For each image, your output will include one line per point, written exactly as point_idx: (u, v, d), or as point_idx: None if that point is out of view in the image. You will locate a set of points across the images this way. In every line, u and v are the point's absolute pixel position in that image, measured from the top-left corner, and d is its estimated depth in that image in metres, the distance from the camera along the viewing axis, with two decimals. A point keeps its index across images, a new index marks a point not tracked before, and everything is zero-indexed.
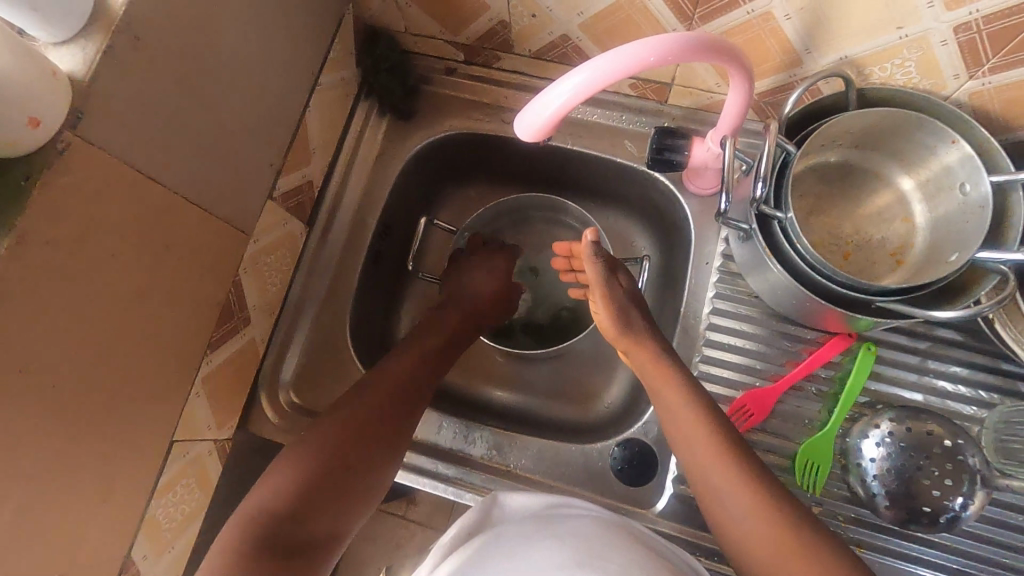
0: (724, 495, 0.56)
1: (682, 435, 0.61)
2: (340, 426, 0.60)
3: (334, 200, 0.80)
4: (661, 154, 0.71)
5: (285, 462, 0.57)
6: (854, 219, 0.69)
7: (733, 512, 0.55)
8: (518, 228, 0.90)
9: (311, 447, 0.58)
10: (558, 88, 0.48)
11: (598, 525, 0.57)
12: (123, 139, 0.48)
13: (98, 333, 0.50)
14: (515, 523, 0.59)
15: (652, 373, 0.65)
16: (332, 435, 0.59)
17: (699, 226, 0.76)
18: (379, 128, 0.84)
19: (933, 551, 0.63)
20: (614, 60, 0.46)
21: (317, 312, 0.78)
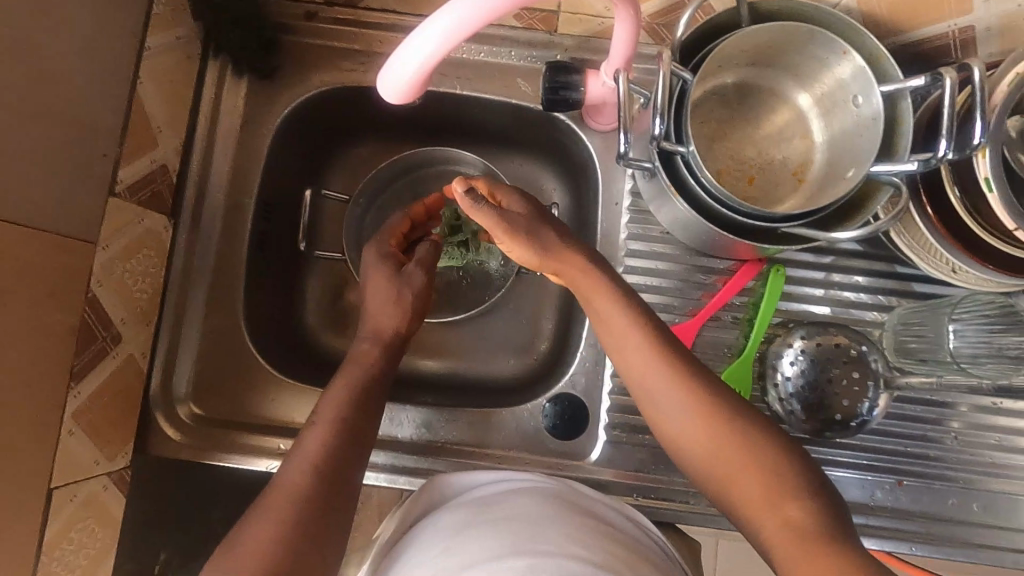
0: (676, 407, 0.52)
1: (620, 350, 0.56)
2: (301, 488, 0.48)
3: (200, 182, 0.70)
4: (557, 94, 0.65)
5: (262, 509, 0.47)
6: (756, 140, 0.68)
7: (678, 424, 0.52)
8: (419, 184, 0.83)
9: (289, 486, 0.48)
10: (407, 50, 0.42)
11: (542, 497, 0.55)
12: None
13: None
14: (449, 506, 0.57)
15: (582, 284, 0.57)
16: (313, 467, 0.50)
17: (604, 164, 0.73)
18: (239, 92, 0.72)
19: (845, 451, 0.68)
20: (461, 12, 0.40)
21: (204, 312, 0.70)
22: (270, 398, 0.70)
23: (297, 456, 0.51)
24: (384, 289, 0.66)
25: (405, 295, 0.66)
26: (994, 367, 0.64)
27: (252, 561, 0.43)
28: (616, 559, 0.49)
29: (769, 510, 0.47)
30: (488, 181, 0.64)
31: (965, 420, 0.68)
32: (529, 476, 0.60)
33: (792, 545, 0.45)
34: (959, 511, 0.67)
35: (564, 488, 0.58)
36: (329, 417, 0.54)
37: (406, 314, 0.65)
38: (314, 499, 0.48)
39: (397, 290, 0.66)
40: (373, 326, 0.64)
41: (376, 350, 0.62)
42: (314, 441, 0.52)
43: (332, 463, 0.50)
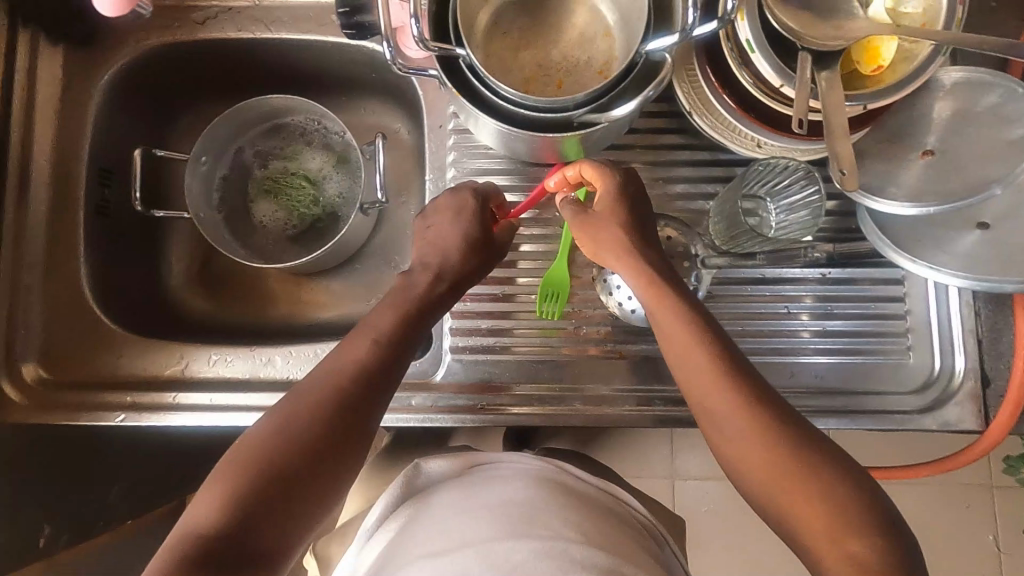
0: (733, 426, 0.51)
1: (661, 313, 0.56)
2: (323, 396, 0.51)
3: (23, 153, 0.71)
4: (352, 18, 0.66)
5: (287, 405, 0.51)
6: (563, 45, 0.68)
7: (733, 433, 0.51)
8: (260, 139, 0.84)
9: (309, 397, 0.51)
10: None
11: (535, 482, 0.62)
12: None
13: None
14: (443, 489, 0.63)
15: (650, 289, 0.57)
16: (337, 387, 0.51)
17: (428, 89, 0.74)
18: (56, 60, 0.73)
19: None
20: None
21: (44, 279, 0.70)
22: (122, 358, 0.71)
23: (328, 361, 0.53)
24: (456, 220, 0.61)
25: (466, 243, 0.60)
26: (801, 221, 0.67)
27: (264, 466, 0.48)
28: (601, 536, 0.56)
29: (828, 540, 0.46)
30: (598, 171, 0.61)
31: (816, 293, 0.69)
32: (518, 459, 0.67)
33: (845, 567, 0.45)
34: (800, 382, 0.68)
35: (551, 470, 0.65)
36: (365, 349, 0.53)
37: (476, 264, 0.61)
38: (332, 423, 0.50)
39: (478, 242, 0.61)
40: (444, 262, 0.60)
41: (432, 286, 0.59)
42: (349, 358, 0.53)
43: (363, 383, 0.52)
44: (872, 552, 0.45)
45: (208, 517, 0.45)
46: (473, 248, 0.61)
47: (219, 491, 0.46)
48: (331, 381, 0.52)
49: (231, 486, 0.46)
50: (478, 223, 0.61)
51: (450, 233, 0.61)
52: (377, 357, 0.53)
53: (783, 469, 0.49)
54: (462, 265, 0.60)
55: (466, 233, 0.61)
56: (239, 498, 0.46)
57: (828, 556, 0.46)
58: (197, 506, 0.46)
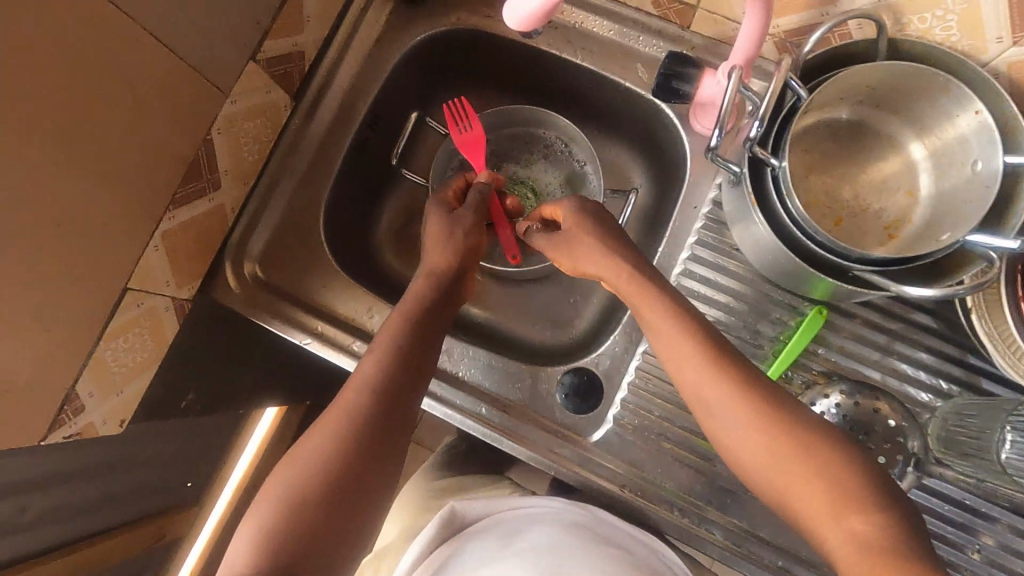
0: (726, 416, 0.54)
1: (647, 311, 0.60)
2: (355, 409, 0.57)
3: (325, 79, 0.76)
4: (670, 81, 0.65)
5: (321, 424, 0.56)
6: (857, 184, 0.65)
7: (737, 437, 0.53)
8: (510, 137, 0.87)
9: (342, 411, 0.57)
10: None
11: (561, 525, 0.64)
12: None
13: (43, 160, 0.49)
14: (478, 534, 0.66)
15: (676, 350, 0.57)
16: (363, 394, 0.58)
17: (696, 167, 0.73)
18: (383, 9, 0.78)
19: None
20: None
21: (293, 192, 0.76)
22: (325, 286, 0.75)
23: (359, 373, 0.60)
24: (439, 235, 0.72)
25: (455, 237, 0.71)
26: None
27: (307, 489, 0.52)
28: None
29: (830, 516, 0.48)
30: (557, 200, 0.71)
31: (1016, 548, 0.62)
32: (551, 504, 0.68)
33: (855, 548, 0.46)
34: None
35: (581, 513, 0.66)
36: (376, 356, 0.61)
37: (461, 259, 0.70)
38: (374, 406, 0.57)
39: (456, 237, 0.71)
40: (431, 260, 0.70)
41: (428, 285, 0.68)
42: (367, 368, 0.60)
43: (385, 391, 0.58)
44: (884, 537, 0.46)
45: (261, 546, 0.49)
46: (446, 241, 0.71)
47: (271, 516, 0.50)
48: (350, 409, 0.57)
49: (274, 515, 0.50)
50: (458, 225, 0.72)
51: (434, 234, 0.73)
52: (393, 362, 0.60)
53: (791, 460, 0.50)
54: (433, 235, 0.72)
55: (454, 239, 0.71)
56: (285, 524, 0.50)
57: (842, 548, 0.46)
58: (249, 536, 0.50)
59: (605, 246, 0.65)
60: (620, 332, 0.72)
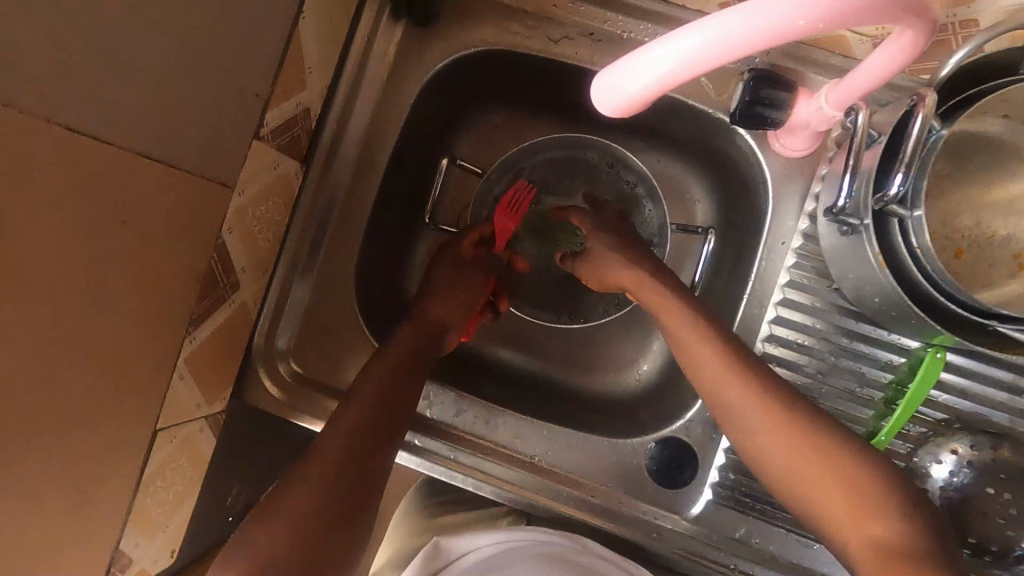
0: (774, 455, 0.51)
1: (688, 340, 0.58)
2: (318, 486, 0.49)
3: (337, 133, 0.65)
4: (755, 109, 0.55)
5: (278, 501, 0.49)
6: (980, 208, 0.56)
7: (782, 470, 0.51)
8: (546, 166, 0.75)
9: (302, 485, 0.50)
10: (636, 64, 0.35)
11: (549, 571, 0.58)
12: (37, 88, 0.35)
13: (43, 337, 0.40)
14: None
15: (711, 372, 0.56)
16: (326, 466, 0.51)
17: (778, 194, 0.63)
18: (393, 37, 0.66)
19: None
20: (648, 79, 0.35)
21: (319, 269, 0.66)
22: None
23: (328, 436, 0.53)
24: (448, 282, 0.67)
25: (459, 288, 0.67)
26: None
27: None
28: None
29: (855, 528, 0.46)
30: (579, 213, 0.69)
31: None
32: (533, 537, 0.61)
33: (876, 559, 0.44)
34: None
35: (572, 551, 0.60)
36: (342, 423, 0.54)
37: (458, 314, 0.67)
38: (340, 468, 0.51)
39: (460, 290, 0.67)
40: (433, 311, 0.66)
41: (414, 339, 0.63)
42: (331, 436, 0.53)
43: (351, 465, 0.52)
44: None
45: None
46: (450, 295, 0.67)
47: None
48: (311, 484, 0.50)
49: None
50: (462, 274, 0.68)
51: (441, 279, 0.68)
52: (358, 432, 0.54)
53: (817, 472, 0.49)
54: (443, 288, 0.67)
55: (456, 287, 0.67)
56: None
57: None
58: None
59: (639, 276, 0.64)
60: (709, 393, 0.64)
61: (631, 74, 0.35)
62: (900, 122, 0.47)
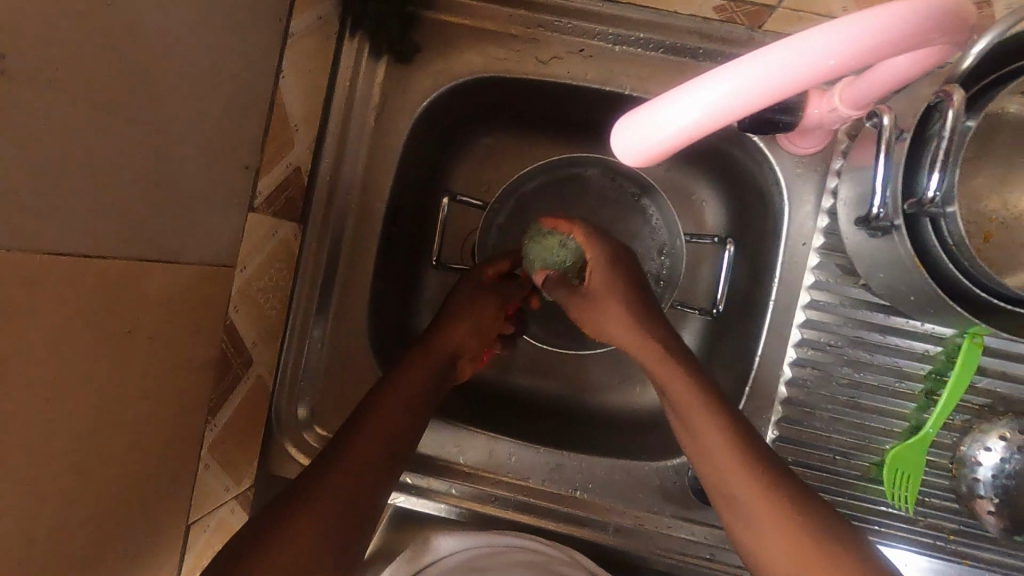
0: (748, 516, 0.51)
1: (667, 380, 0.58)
2: (302, 541, 0.46)
3: (330, 184, 0.62)
4: (765, 117, 0.52)
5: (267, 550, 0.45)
6: (1005, 188, 0.54)
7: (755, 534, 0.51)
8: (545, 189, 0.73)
9: (287, 535, 0.46)
10: (668, 109, 0.33)
11: None
12: None
13: (64, 466, 0.38)
14: None
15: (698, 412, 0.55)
16: (316, 523, 0.47)
17: (793, 193, 0.61)
18: (375, 76, 0.63)
19: None
20: (682, 123, 0.33)
21: (330, 325, 0.64)
22: None
23: (327, 471, 0.51)
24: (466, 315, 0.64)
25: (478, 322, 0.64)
26: None
27: None
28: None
29: None
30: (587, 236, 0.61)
31: None
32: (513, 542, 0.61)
33: None
34: None
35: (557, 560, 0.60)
36: (340, 475, 0.51)
37: (469, 353, 0.65)
38: (337, 511, 0.49)
39: (477, 328, 0.64)
40: (448, 341, 0.63)
41: (426, 383, 0.59)
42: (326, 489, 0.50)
43: (336, 527, 0.48)
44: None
45: None
46: (469, 333, 0.64)
47: None
48: (296, 540, 0.46)
49: None
50: (484, 312, 0.64)
51: (458, 310, 0.64)
52: (352, 488, 0.51)
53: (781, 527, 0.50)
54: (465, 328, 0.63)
55: (471, 317, 0.64)
56: None
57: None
58: None
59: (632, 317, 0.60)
60: (747, 403, 0.62)
61: (662, 120, 0.33)
62: (924, 114, 0.45)
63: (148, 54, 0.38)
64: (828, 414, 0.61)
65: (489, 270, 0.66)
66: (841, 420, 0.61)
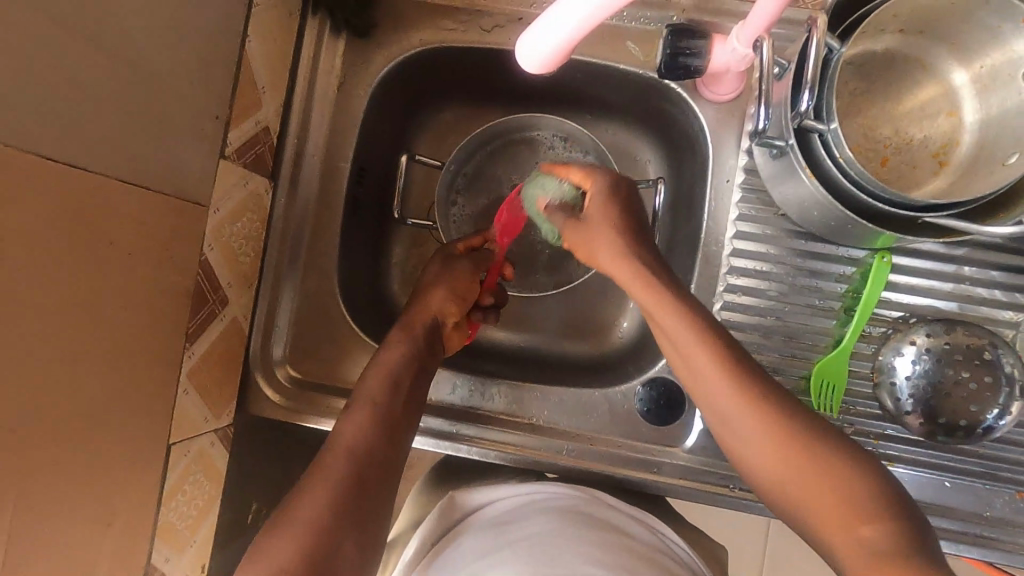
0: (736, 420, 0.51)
1: (633, 289, 0.57)
2: (332, 483, 0.49)
3: (298, 147, 0.69)
4: (678, 60, 0.60)
5: (305, 493, 0.48)
6: (895, 118, 0.61)
7: (745, 438, 0.50)
8: (497, 154, 0.79)
9: (325, 476, 0.49)
10: (530, 40, 0.41)
11: (557, 513, 0.59)
12: (27, 128, 0.39)
13: (55, 360, 0.43)
14: (478, 529, 0.60)
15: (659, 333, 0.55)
16: (345, 463, 0.51)
17: (715, 137, 0.68)
18: (337, 51, 0.70)
19: (973, 459, 0.63)
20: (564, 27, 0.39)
21: (301, 276, 0.69)
22: None
23: (336, 444, 0.53)
24: (444, 277, 0.68)
25: (459, 281, 0.67)
26: None
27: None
28: (627, 566, 0.53)
29: (841, 525, 0.45)
30: (587, 171, 0.62)
31: None
32: (543, 486, 0.63)
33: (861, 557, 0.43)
34: None
35: (581, 499, 0.61)
36: (352, 424, 0.54)
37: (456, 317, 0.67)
38: (365, 456, 0.52)
39: (461, 289, 0.67)
40: (429, 312, 0.65)
41: (417, 339, 0.63)
42: (345, 434, 0.53)
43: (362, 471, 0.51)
44: (883, 534, 0.44)
45: None
46: (455, 294, 0.67)
47: None
48: (327, 481, 0.49)
49: None
50: (462, 271, 0.68)
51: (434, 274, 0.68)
52: (371, 430, 0.54)
53: (769, 431, 0.49)
54: (449, 287, 0.67)
55: (447, 284, 0.67)
56: None
57: (844, 544, 0.45)
58: None
59: (619, 247, 0.57)
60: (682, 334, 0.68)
61: (548, 28, 0.40)
62: (803, 49, 0.52)
63: (130, 7, 0.45)
64: (760, 335, 0.66)
65: (462, 242, 0.71)
66: (772, 340, 0.66)
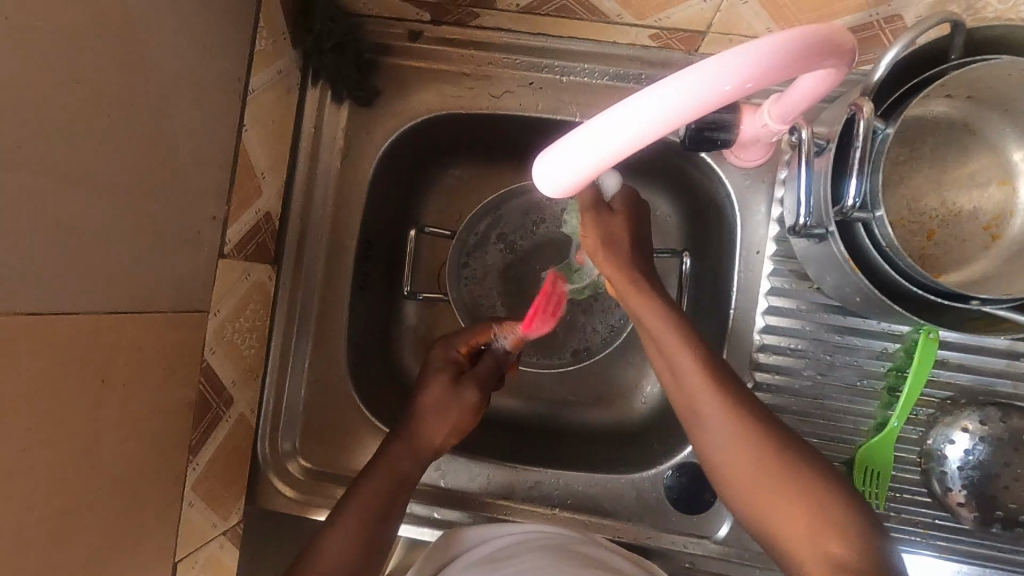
0: (712, 424, 0.49)
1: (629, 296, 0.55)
2: None
3: (302, 225, 0.66)
4: (702, 134, 0.55)
5: None
6: (942, 185, 0.56)
7: (716, 448, 0.49)
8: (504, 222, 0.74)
9: None
10: (558, 158, 0.36)
11: (551, 551, 0.53)
12: (9, 283, 0.36)
13: (51, 512, 0.40)
14: (472, 565, 0.55)
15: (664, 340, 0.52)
16: None
17: (743, 204, 0.63)
18: (338, 121, 0.67)
19: None
20: (660, 110, 0.33)
21: (308, 360, 0.66)
22: None
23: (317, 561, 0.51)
24: (443, 396, 0.61)
25: (451, 409, 0.61)
26: None
27: None
28: None
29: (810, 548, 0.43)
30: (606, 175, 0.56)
31: None
32: (539, 527, 0.59)
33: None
34: None
35: (571, 539, 0.57)
36: (335, 536, 0.52)
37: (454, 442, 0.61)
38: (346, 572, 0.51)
39: (462, 412, 0.61)
40: (428, 441, 0.60)
41: (411, 455, 0.59)
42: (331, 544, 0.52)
43: None
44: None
45: None
46: (452, 417, 0.61)
47: None
48: None
49: None
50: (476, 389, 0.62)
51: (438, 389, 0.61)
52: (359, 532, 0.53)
53: (748, 452, 0.47)
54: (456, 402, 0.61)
55: (449, 414, 0.61)
56: None
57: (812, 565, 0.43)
58: None
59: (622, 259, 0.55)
60: None
61: (640, 108, 0.33)
62: (845, 124, 0.48)
63: (117, 127, 0.42)
64: (795, 417, 0.62)
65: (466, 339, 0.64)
66: (808, 424, 0.62)
